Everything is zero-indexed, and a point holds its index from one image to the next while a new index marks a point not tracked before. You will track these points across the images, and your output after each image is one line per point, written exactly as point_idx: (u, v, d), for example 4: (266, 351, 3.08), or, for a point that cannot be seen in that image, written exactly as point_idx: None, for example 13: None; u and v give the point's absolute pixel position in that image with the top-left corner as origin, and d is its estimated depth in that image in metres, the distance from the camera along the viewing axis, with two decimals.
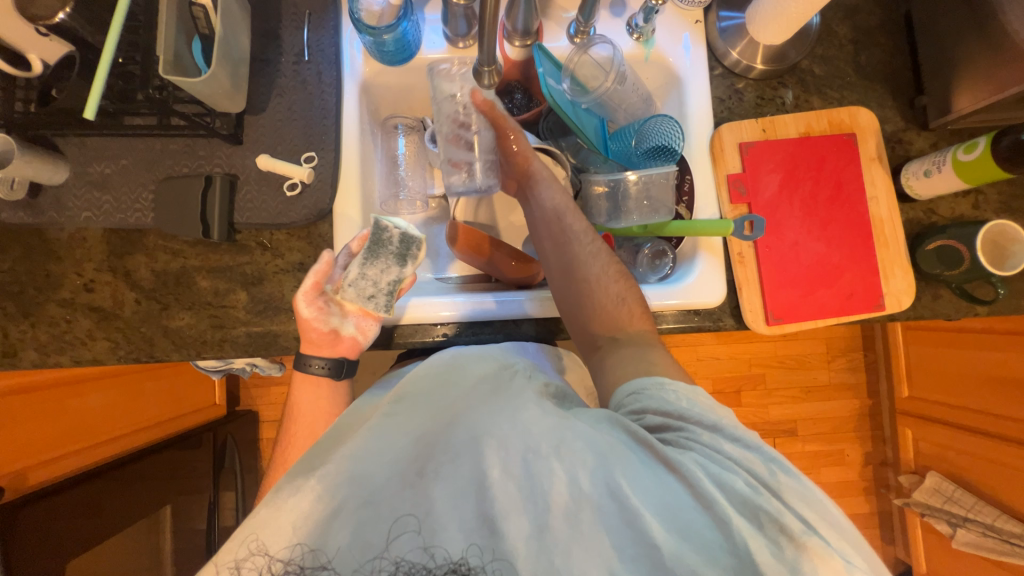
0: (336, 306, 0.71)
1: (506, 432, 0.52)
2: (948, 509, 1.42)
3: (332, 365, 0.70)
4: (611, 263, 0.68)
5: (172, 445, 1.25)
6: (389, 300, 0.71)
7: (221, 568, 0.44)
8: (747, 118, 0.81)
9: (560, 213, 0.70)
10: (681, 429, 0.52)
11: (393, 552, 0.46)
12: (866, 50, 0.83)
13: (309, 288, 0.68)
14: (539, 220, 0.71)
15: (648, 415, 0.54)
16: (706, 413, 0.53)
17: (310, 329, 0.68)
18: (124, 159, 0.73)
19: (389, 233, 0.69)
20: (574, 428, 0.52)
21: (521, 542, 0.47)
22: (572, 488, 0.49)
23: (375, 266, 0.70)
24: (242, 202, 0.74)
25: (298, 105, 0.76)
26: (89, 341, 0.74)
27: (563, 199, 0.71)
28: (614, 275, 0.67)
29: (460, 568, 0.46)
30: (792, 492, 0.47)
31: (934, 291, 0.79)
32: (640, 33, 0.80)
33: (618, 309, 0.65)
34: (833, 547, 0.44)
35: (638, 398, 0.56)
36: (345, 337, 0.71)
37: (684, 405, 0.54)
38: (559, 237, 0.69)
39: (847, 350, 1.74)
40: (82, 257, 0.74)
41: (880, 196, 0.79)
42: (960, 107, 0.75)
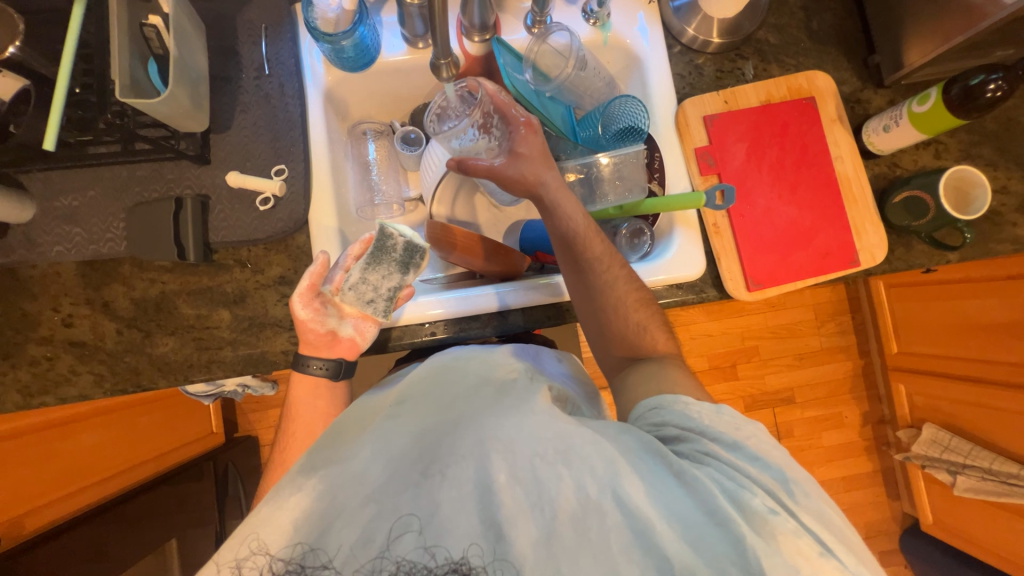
0: (333, 308, 0.71)
1: (511, 437, 0.50)
2: (947, 457, 1.45)
3: (332, 365, 0.70)
4: (631, 291, 0.71)
5: (169, 480, 1.23)
6: (389, 306, 0.71)
7: (223, 567, 0.44)
8: (709, 91, 0.83)
9: (575, 238, 0.70)
10: (699, 442, 0.54)
11: (395, 552, 0.44)
12: (817, 16, 0.85)
13: (304, 290, 0.68)
14: (556, 245, 0.72)
15: (668, 428, 0.57)
16: (726, 433, 0.54)
17: (307, 331, 0.68)
18: (92, 190, 0.73)
19: (394, 241, 0.69)
20: (586, 432, 0.52)
21: (529, 546, 0.46)
22: (582, 492, 0.48)
23: (377, 272, 0.70)
24: (216, 221, 0.74)
25: (263, 119, 0.76)
26: (74, 377, 0.73)
27: (585, 224, 0.70)
28: (633, 303, 0.70)
29: (461, 568, 0.44)
30: (807, 512, 0.48)
31: (906, 243, 0.80)
32: (596, 18, 0.81)
33: (640, 337, 0.71)
34: (848, 569, 0.45)
35: (660, 413, 0.59)
36: (344, 338, 0.71)
37: (705, 422, 0.56)
38: (580, 265, 0.70)
39: (835, 314, 1.77)
40: (57, 293, 0.73)
41: (845, 155, 0.81)
42: (911, 62, 0.77)
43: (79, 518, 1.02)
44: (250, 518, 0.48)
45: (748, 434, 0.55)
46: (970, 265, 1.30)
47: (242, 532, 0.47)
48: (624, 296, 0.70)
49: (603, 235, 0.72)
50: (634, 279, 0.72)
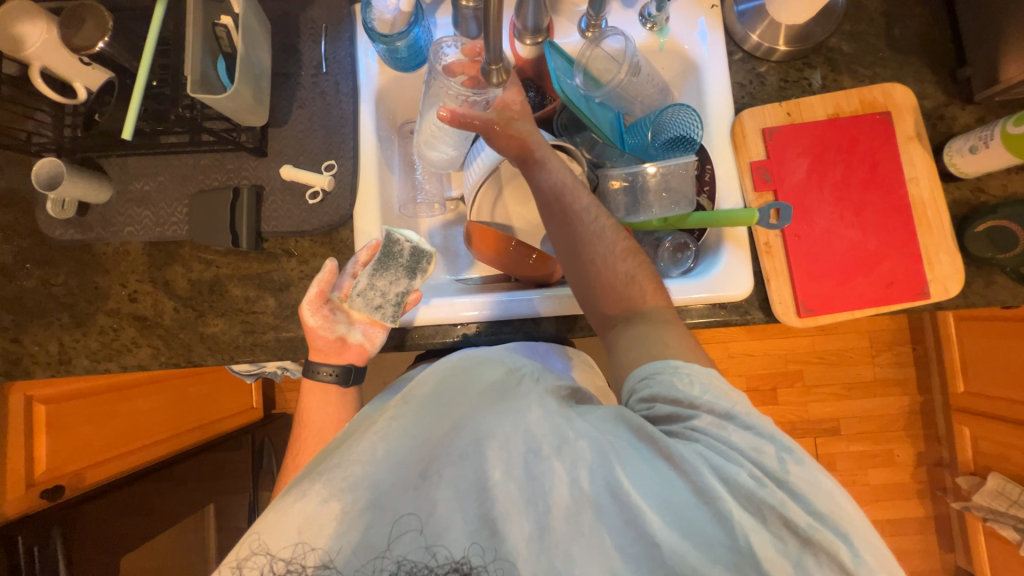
0: (342, 314, 0.73)
1: (507, 432, 0.50)
2: (1014, 513, 1.31)
3: (340, 373, 0.72)
4: (620, 240, 0.66)
5: (210, 449, 1.29)
6: (396, 311, 0.72)
7: (225, 568, 0.44)
8: (771, 102, 0.78)
9: (564, 192, 0.66)
10: (689, 418, 0.51)
11: (395, 552, 0.46)
12: (900, 23, 0.78)
13: (314, 297, 0.70)
14: (541, 205, 0.67)
15: (658, 404, 0.53)
16: (717, 401, 0.51)
17: (317, 337, 0.71)
18: (161, 176, 0.78)
19: (400, 246, 0.72)
20: (581, 425, 0.51)
21: (523, 542, 0.46)
22: (575, 487, 0.47)
23: (384, 278, 0.72)
24: (268, 212, 0.77)
25: (318, 115, 0.79)
26: (134, 348, 0.79)
27: (568, 177, 0.67)
28: (622, 253, 0.65)
29: (462, 567, 0.45)
30: (801, 483, 0.46)
31: (987, 276, 0.73)
32: (654, 22, 0.78)
33: (629, 288, 0.64)
34: (838, 535, 0.44)
35: (649, 383, 0.55)
36: (352, 345, 0.72)
37: (695, 392, 0.52)
38: (564, 219, 0.65)
39: (893, 344, 1.63)
40: (126, 269, 0.79)
41: (921, 177, 0.74)
42: (1010, 77, 0.69)
43: (135, 474, 1.11)
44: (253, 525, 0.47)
45: (738, 403, 0.51)
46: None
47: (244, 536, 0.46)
48: (611, 248, 0.65)
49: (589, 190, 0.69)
50: (622, 229, 0.67)
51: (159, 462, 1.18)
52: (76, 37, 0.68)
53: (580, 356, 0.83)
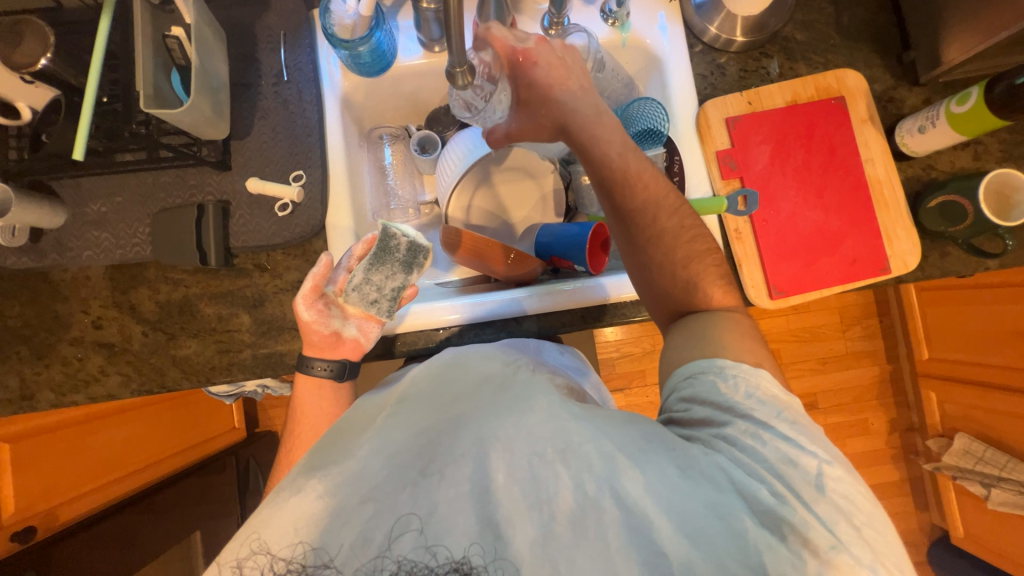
0: (337, 308, 0.71)
1: (511, 434, 0.49)
2: (981, 469, 1.39)
3: (335, 368, 0.71)
4: (682, 244, 0.66)
5: (194, 474, 1.29)
6: (392, 306, 0.71)
7: (224, 568, 0.42)
8: (732, 92, 0.80)
9: (626, 187, 0.66)
10: (724, 425, 0.52)
11: (395, 552, 0.43)
12: (848, 11, 0.81)
13: (308, 292, 0.68)
14: (598, 186, 0.68)
15: (695, 407, 0.55)
16: (756, 410, 0.52)
17: (312, 332, 0.69)
18: (119, 197, 0.75)
19: (396, 241, 0.70)
20: (585, 428, 0.50)
21: (527, 546, 0.44)
22: (580, 490, 0.46)
23: (380, 273, 0.70)
24: (236, 227, 0.75)
25: (282, 125, 0.77)
26: (102, 377, 0.75)
27: (641, 171, 0.66)
28: (682, 259, 0.66)
29: (462, 567, 0.42)
30: (828, 506, 0.46)
31: (941, 249, 0.77)
32: (615, 18, 0.79)
33: (689, 292, 0.65)
34: (861, 563, 0.43)
35: (693, 382, 0.56)
36: (347, 339, 0.71)
37: (736, 398, 0.53)
38: (625, 216, 0.67)
39: (861, 318, 1.71)
40: (87, 296, 0.76)
41: (875, 157, 0.77)
42: (951, 58, 0.73)
43: (108, 511, 1.06)
44: (250, 521, 0.45)
45: (786, 409, 0.52)
46: (1008, 270, 1.25)
47: (241, 533, 0.45)
48: (676, 250, 0.66)
49: (656, 181, 0.67)
50: (684, 231, 0.66)
51: (134, 496, 1.13)
52: (15, 55, 0.64)
53: (570, 350, 0.85)
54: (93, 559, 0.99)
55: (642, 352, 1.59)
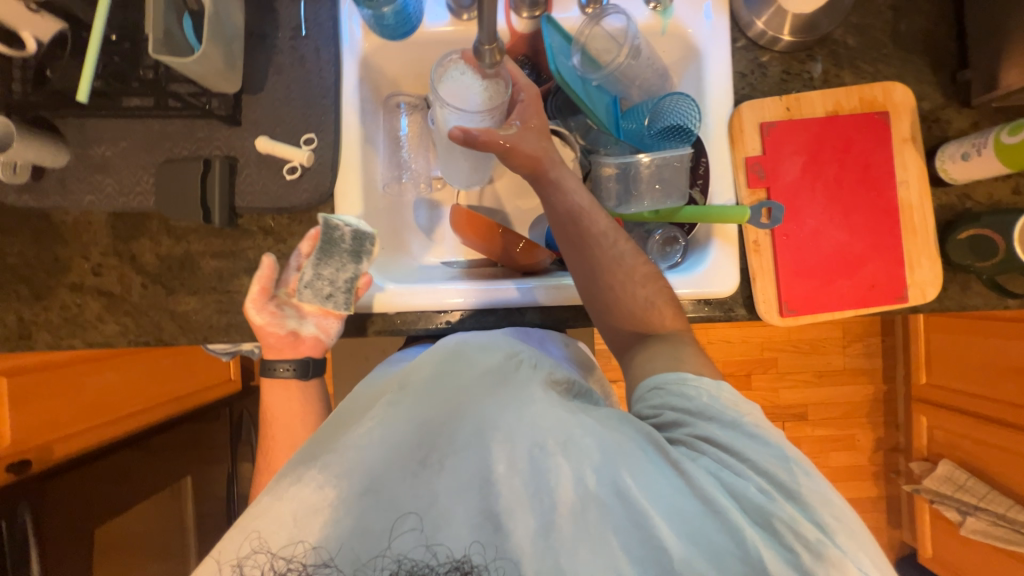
0: (291, 308, 0.71)
1: (512, 425, 0.47)
2: (959, 497, 1.41)
3: (298, 367, 0.71)
4: (638, 262, 0.65)
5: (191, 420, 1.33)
6: (349, 298, 0.70)
7: (224, 567, 0.41)
8: (771, 95, 0.76)
9: (579, 216, 0.65)
10: (693, 425, 0.50)
11: (395, 550, 0.42)
12: (907, 18, 0.76)
13: (256, 295, 0.68)
14: (555, 223, 0.66)
15: (665, 412, 0.53)
16: (727, 411, 0.51)
17: (268, 335, 0.69)
18: (124, 142, 0.73)
19: (340, 232, 0.69)
20: (586, 421, 0.49)
21: (526, 539, 0.43)
22: (580, 483, 0.45)
23: (330, 265, 0.69)
24: (242, 186, 0.73)
25: (297, 83, 0.74)
26: (100, 324, 0.75)
27: (585, 199, 0.66)
28: (642, 278, 0.64)
29: (463, 566, 0.42)
30: (813, 496, 0.45)
31: (963, 282, 0.74)
32: (658, 1, 0.75)
33: (648, 313, 0.63)
34: (851, 556, 0.41)
35: (660, 393, 0.54)
36: (307, 337, 0.71)
37: (704, 401, 0.52)
38: (580, 242, 0.64)
39: (864, 335, 1.69)
40: (88, 241, 0.75)
41: (912, 180, 0.74)
42: (1008, 83, 0.69)
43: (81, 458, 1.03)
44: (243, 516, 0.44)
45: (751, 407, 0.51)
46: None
47: (239, 531, 0.43)
48: (634, 269, 0.64)
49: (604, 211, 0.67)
50: (642, 253, 0.66)
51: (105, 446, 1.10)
52: None
53: (578, 346, 0.82)
54: (87, 493, 1.02)
55: None
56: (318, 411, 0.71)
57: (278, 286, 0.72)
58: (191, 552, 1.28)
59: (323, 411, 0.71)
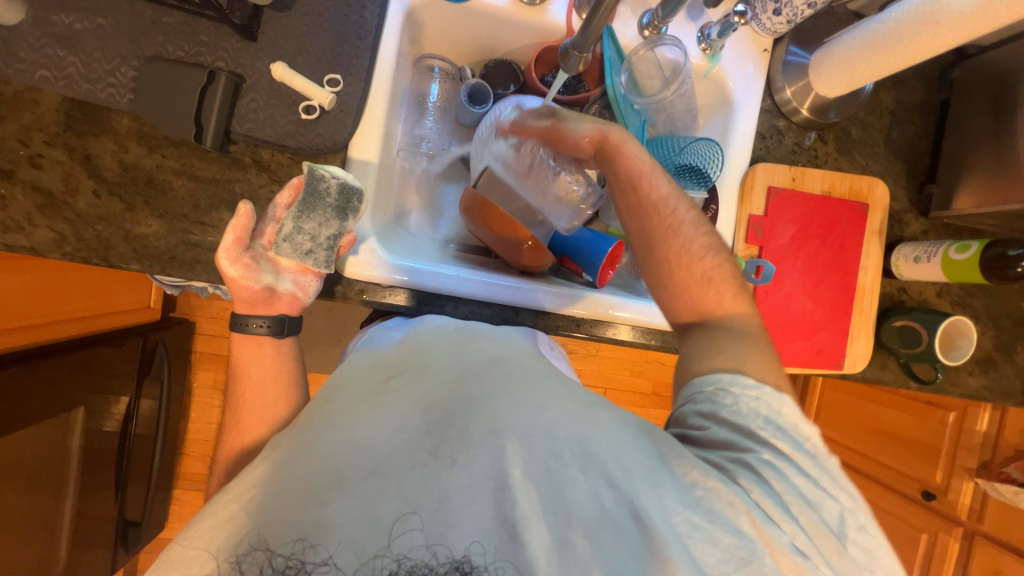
0: (267, 262, 0.65)
1: (527, 428, 0.48)
2: None
3: (273, 324, 0.65)
4: (697, 235, 0.65)
5: (100, 343, 1.18)
6: (330, 257, 0.66)
7: (222, 564, 0.39)
8: (781, 162, 0.82)
9: (638, 180, 0.65)
10: (745, 450, 0.51)
11: (396, 549, 0.40)
12: (899, 126, 0.86)
13: (230, 244, 0.61)
14: (618, 192, 0.67)
15: (715, 428, 0.54)
16: (779, 443, 0.51)
17: (240, 289, 0.63)
18: (104, 20, 0.61)
19: (325, 184, 0.64)
20: (603, 436, 0.50)
21: (541, 552, 0.41)
22: (596, 498, 0.45)
23: (312, 220, 0.64)
24: (244, 110, 0.64)
25: (332, 14, 0.66)
26: (28, 227, 0.63)
27: (648, 159, 0.66)
28: (699, 250, 0.64)
29: (462, 567, 0.40)
30: (835, 557, 0.46)
31: (883, 361, 0.88)
32: (709, 44, 0.76)
33: (704, 291, 0.64)
34: None
35: (712, 403, 0.55)
36: (282, 294, 0.66)
37: (756, 424, 0.53)
38: (639, 208, 0.66)
39: None
40: (29, 124, 0.62)
41: (870, 267, 0.84)
42: (960, 206, 0.81)
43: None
44: (229, 488, 0.44)
45: (806, 446, 0.52)
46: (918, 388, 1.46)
47: (238, 527, 0.41)
48: (693, 240, 0.65)
49: (667, 175, 0.67)
50: (701, 223, 0.67)
51: None
52: None
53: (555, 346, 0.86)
54: None
55: (586, 354, 1.65)
56: (293, 370, 0.66)
57: (252, 238, 0.65)
58: (72, 490, 1.13)
59: (296, 371, 0.66)
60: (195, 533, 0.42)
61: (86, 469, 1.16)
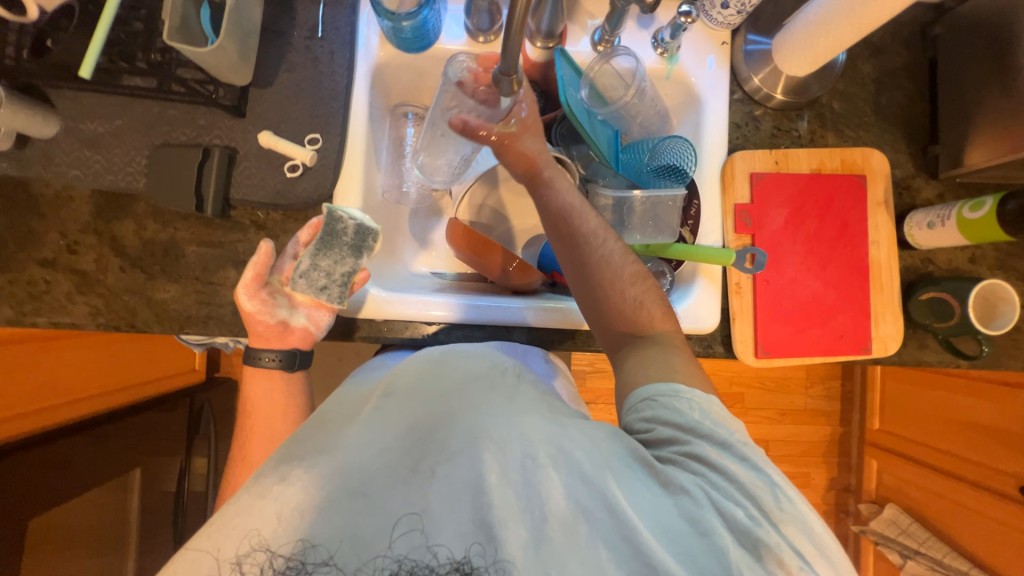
0: (283, 297, 0.70)
1: (504, 436, 0.48)
2: (901, 540, 1.50)
3: (284, 358, 0.70)
4: (628, 263, 0.66)
5: (150, 408, 1.27)
6: (343, 292, 0.70)
7: (224, 565, 0.41)
8: (761, 148, 0.81)
9: (569, 214, 0.66)
10: (688, 444, 0.52)
11: (396, 550, 0.42)
12: (887, 92, 0.83)
13: (249, 280, 0.67)
14: (548, 221, 0.68)
15: (659, 427, 0.54)
16: (718, 429, 0.53)
17: (256, 323, 0.68)
18: (120, 120, 0.71)
19: (343, 225, 0.69)
20: (573, 433, 0.50)
21: (519, 550, 0.43)
22: (571, 496, 0.46)
23: (329, 257, 0.69)
24: (239, 178, 0.72)
25: (307, 83, 0.74)
26: (69, 305, 0.71)
27: (576, 199, 0.67)
28: (631, 277, 0.65)
29: (463, 567, 0.42)
30: (793, 524, 0.47)
31: (920, 340, 0.80)
32: (665, 48, 0.78)
33: (636, 313, 0.64)
34: None
35: (652, 405, 0.56)
36: (295, 328, 0.70)
37: (696, 417, 0.53)
38: (570, 240, 0.66)
39: (826, 378, 1.76)
40: (66, 217, 0.71)
41: (882, 241, 0.79)
42: (972, 162, 0.76)
43: (12, 447, 0.94)
44: (214, 519, 0.44)
45: (737, 431, 0.53)
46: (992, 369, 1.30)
47: (237, 529, 0.42)
48: (622, 269, 0.65)
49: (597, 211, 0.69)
50: (631, 253, 0.67)
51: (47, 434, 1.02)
52: None
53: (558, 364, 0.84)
54: (35, 480, 0.95)
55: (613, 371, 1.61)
56: (300, 406, 0.72)
57: (271, 274, 0.71)
58: (132, 550, 1.21)
59: (301, 407, 0.72)
60: (205, 535, 0.43)
61: (144, 529, 1.23)
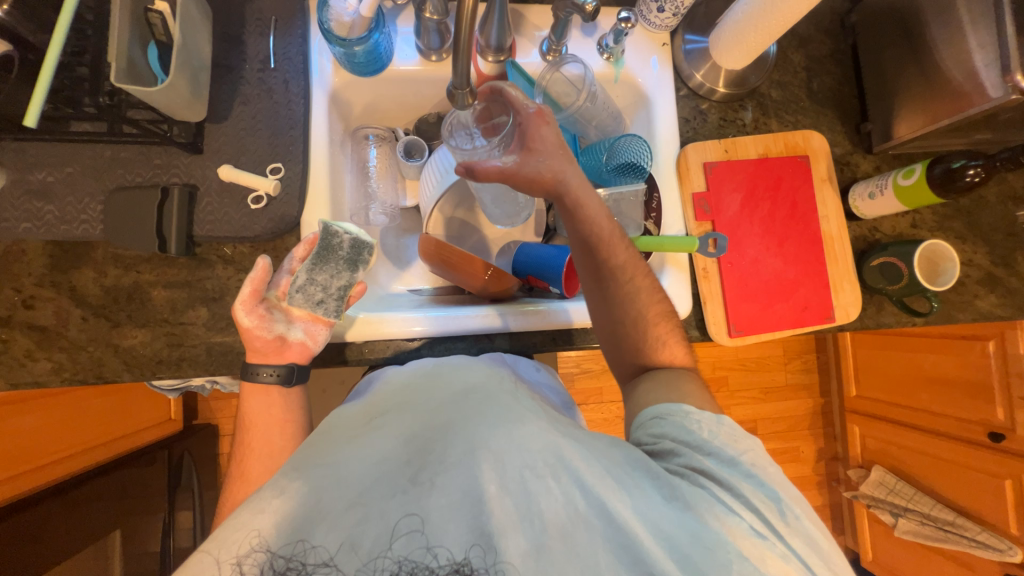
0: (280, 313, 0.68)
1: (503, 448, 0.48)
2: (891, 500, 1.55)
3: (283, 373, 0.67)
4: (654, 301, 0.70)
5: (125, 463, 1.20)
6: (339, 306, 0.69)
7: (224, 567, 0.41)
8: (711, 138, 0.85)
9: (598, 245, 0.68)
10: (694, 458, 0.54)
11: (396, 551, 0.42)
12: (817, 78, 0.89)
13: (246, 297, 0.65)
14: (579, 248, 0.69)
15: (666, 440, 0.57)
16: (725, 447, 0.55)
17: (254, 338, 0.65)
18: (70, 167, 0.69)
19: (339, 239, 0.69)
20: (574, 445, 0.50)
21: (518, 557, 0.43)
22: (570, 505, 0.46)
23: (324, 272, 0.69)
24: (202, 214, 0.71)
25: (264, 114, 0.74)
26: (29, 362, 0.68)
27: (609, 228, 0.68)
28: (655, 316, 0.69)
29: (463, 569, 0.42)
30: (797, 536, 0.49)
31: (878, 303, 0.85)
32: (610, 53, 0.82)
33: (661, 350, 0.69)
34: None
35: (661, 422, 0.59)
36: (293, 343, 0.68)
37: (705, 435, 0.56)
38: (600, 272, 0.69)
39: (801, 353, 1.84)
40: (19, 271, 0.69)
41: (831, 214, 0.84)
42: (901, 135, 0.82)
43: None
44: (213, 535, 0.44)
45: (747, 449, 0.55)
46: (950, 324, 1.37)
47: (240, 527, 0.43)
48: (646, 307, 0.69)
49: (627, 240, 0.70)
50: (657, 290, 0.71)
51: (13, 504, 0.95)
52: None
53: (546, 368, 0.84)
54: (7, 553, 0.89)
55: (600, 369, 1.63)
56: None
57: (267, 290, 0.69)
58: None
59: None
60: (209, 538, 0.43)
61: None
